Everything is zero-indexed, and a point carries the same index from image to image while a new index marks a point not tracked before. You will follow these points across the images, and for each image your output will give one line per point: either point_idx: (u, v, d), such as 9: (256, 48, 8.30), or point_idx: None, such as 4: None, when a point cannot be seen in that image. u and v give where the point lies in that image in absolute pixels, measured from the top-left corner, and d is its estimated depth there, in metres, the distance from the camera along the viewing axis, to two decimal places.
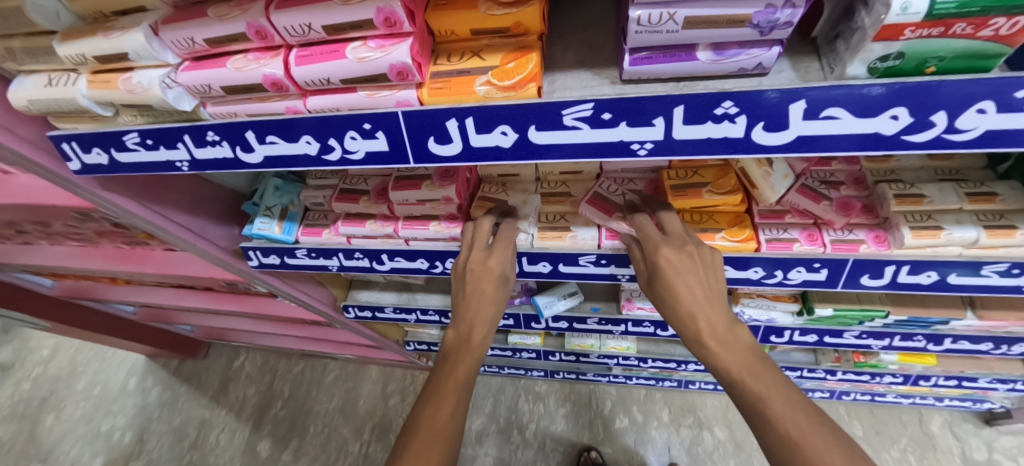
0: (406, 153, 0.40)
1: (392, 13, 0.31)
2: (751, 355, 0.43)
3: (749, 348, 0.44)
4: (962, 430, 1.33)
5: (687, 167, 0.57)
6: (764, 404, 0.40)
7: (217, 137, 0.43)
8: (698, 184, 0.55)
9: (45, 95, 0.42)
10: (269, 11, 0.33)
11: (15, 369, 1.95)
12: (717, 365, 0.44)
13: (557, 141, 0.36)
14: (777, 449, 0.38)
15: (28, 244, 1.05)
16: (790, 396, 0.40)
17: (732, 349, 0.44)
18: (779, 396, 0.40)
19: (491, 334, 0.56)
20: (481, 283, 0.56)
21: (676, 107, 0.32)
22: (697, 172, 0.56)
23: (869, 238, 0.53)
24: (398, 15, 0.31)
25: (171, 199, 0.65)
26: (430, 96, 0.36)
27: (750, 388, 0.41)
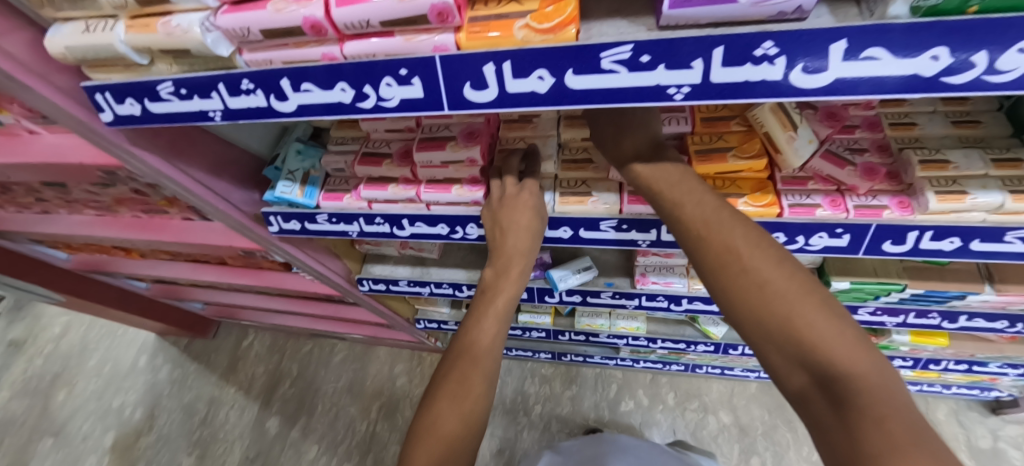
0: (441, 99, 0.41)
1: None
2: (753, 243, 0.41)
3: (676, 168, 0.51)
4: (967, 418, 1.34)
5: (711, 133, 0.59)
6: (679, 209, 0.47)
7: (252, 85, 0.43)
8: (722, 149, 0.57)
9: (82, 41, 0.43)
10: None
11: (27, 345, 1.98)
12: (681, 223, 0.46)
13: (591, 86, 0.37)
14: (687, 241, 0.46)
15: (46, 213, 1.06)
16: (798, 285, 0.38)
17: (736, 236, 0.42)
18: (785, 289, 0.37)
19: (528, 267, 0.61)
20: (515, 214, 0.58)
21: (716, 49, 0.32)
22: (722, 137, 0.58)
23: (892, 204, 0.53)
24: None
25: (195, 159, 0.66)
26: (468, 40, 0.36)
27: (667, 196, 0.49)
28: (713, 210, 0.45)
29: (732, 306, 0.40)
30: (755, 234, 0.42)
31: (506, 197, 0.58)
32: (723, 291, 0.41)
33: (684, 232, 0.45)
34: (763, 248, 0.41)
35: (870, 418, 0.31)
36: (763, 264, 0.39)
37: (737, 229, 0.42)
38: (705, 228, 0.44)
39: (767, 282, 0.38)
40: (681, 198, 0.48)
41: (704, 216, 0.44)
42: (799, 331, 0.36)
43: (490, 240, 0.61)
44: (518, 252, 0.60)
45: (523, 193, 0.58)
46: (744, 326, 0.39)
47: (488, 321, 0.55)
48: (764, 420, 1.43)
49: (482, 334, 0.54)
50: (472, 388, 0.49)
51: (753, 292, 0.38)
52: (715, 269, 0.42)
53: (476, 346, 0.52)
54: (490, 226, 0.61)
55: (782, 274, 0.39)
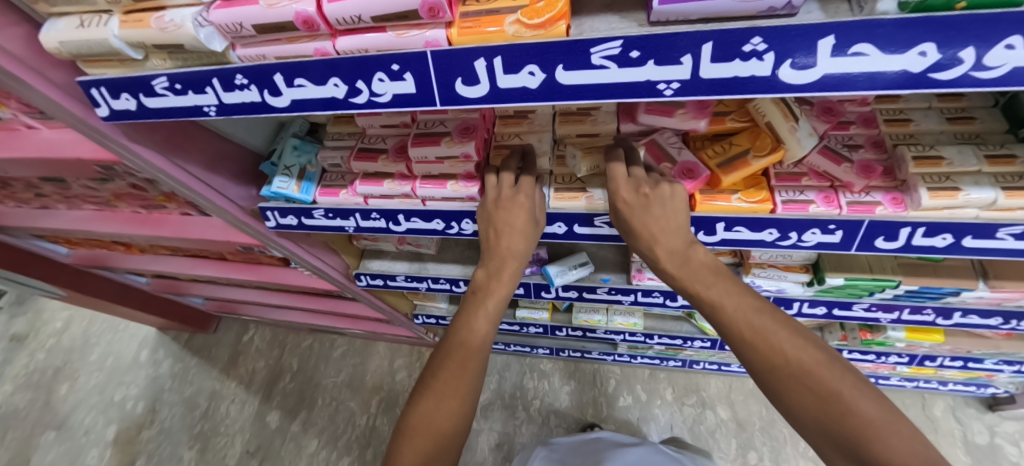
0: (433, 95, 0.41)
1: (435, 4, 0.34)
2: (799, 344, 0.42)
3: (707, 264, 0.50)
4: (964, 414, 1.34)
5: (720, 141, 0.58)
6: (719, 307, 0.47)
7: (245, 80, 0.44)
8: (742, 153, 0.56)
9: (76, 36, 0.43)
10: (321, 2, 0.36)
11: (30, 340, 1.99)
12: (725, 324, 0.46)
13: (582, 82, 0.37)
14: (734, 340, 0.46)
15: (46, 208, 1.06)
16: (848, 382, 0.40)
17: (780, 341, 0.43)
18: (841, 394, 0.39)
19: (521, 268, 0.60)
20: (512, 213, 0.58)
21: (705, 44, 0.33)
22: (732, 142, 0.57)
23: (886, 200, 0.53)
24: (440, 5, 0.34)
25: (192, 154, 0.66)
26: (459, 35, 0.36)
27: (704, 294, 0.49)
28: (754, 312, 0.45)
29: (786, 404, 0.42)
30: (799, 334, 0.43)
31: (503, 192, 0.58)
32: (778, 392, 0.42)
33: (728, 333, 0.46)
34: (807, 347, 0.42)
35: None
36: (813, 367, 0.41)
37: (782, 329, 0.44)
38: (753, 333, 0.44)
39: (818, 384, 0.40)
40: (722, 295, 0.48)
41: (747, 316, 0.45)
42: (854, 430, 0.38)
43: (484, 239, 0.61)
44: (512, 254, 0.59)
45: (521, 190, 0.58)
46: (803, 423, 0.41)
47: (478, 321, 0.55)
48: (761, 415, 1.44)
49: (472, 335, 0.54)
50: (466, 381, 0.51)
51: (806, 394, 0.40)
52: (766, 370, 0.43)
53: (470, 340, 0.53)
54: (486, 224, 0.60)
55: (834, 374, 0.40)
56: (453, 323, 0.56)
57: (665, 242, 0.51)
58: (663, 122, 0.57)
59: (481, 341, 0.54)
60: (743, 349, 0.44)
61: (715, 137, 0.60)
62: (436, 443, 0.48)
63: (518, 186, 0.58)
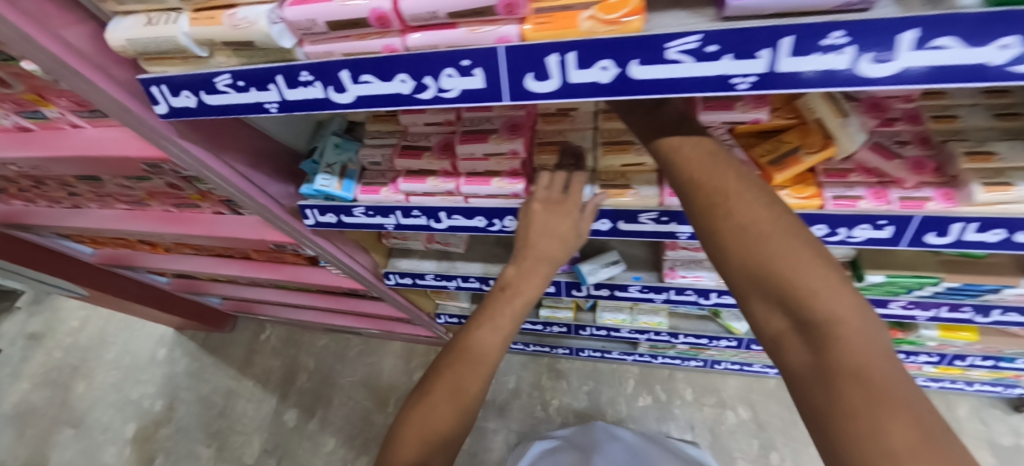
0: (502, 90, 0.41)
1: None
2: (742, 187, 0.40)
3: (670, 114, 0.48)
4: (989, 415, 1.33)
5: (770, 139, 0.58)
6: (672, 150, 0.45)
7: (310, 77, 0.44)
8: (791, 151, 0.56)
9: (145, 35, 0.44)
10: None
11: (48, 338, 2.01)
12: (675, 169, 0.44)
13: (655, 77, 0.37)
14: (679, 183, 0.43)
15: (76, 208, 1.07)
16: (789, 231, 0.37)
17: (727, 187, 0.40)
18: (773, 236, 0.37)
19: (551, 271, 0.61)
20: (555, 221, 0.58)
21: (784, 38, 0.33)
22: (782, 139, 0.57)
23: (937, 195, 0.52)
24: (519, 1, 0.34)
25: (235, 152, 0.67)
26: (533, 31, 0.37)
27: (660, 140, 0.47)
28: (708, 156, 0.43)
29: (721, 252, 0.39)
30: (746, 180, 0.41)
31: (553, 185, 0.60)
32: (714, 238, 0.39)
33: (679, 179, 0.44)
34: (755, 194, 0.39)
35: (848, 369, 0.32)
36: (755, 214, 0.38)
37: (730, 174, 0.41)
38: (702, 175, 0.42)
39: (758, 231, 0.37)
40: (675, 141, 0.45)
41: (699, 163, 0.43)
42: (786, 280, 0.35)
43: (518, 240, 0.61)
44: (548, 257, 0.60)
45: (573, 187, 0.59)
46: (734, 272, 0.38)
47: (504, 320, 0.57)
48: (782, 416, 1.43)
49: (494, 332, 0.56)
50: (472, 385, 0.53)
51: (745, 239, 0.37)
52: (708, 213, 0.40)
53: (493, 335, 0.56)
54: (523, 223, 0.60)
55: (776, 220, 0.38)
56: (476, 314, 0.59)
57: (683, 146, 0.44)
58: (722, 118, 0.57)
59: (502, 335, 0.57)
60: (687, 189, 0.42)
61: (760, 134, 0.61)
62: (440, 435, 0.50)
63: (570, 184, 0.60)
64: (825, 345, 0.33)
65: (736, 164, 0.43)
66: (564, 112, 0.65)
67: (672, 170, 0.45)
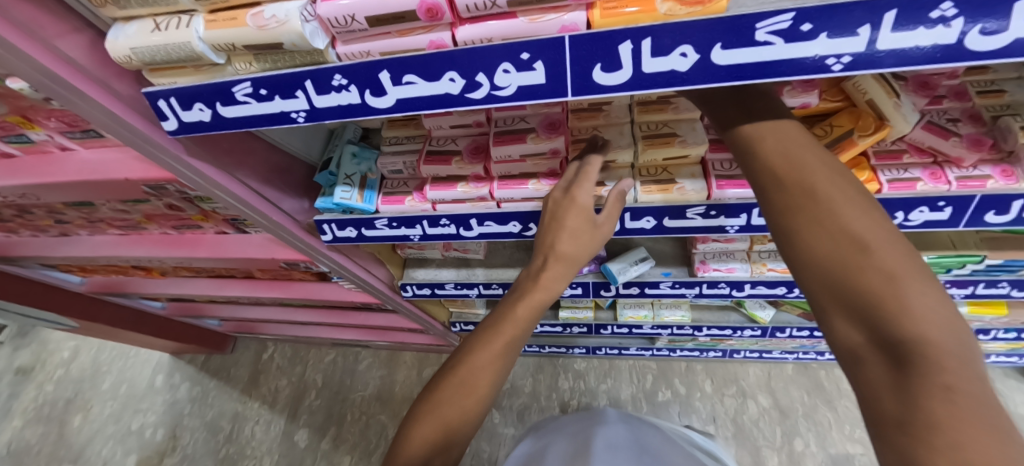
0: (566, 85, 0.37)
1: None
2: (835, 180, 0.33)
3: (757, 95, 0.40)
4: (1004, 386, 1.35)
5: (821, 125, 0.56)
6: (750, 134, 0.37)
7: (344, 80, 0.40)
8: (844, 137, 0.53)
9: (153, 42, 0.39)
10: None
11: (36, 372, 1.90)
12: (752, 155, 0.37)
13: (739, 62, 0.34)
14: (757, 171, 0.36)
15: (65, 235, 1.00)
16: (890, 241, 0.30)
17: (818, 179, 0.33)
18: (869, 239, 0.30)
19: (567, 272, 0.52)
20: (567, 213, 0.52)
21: (887, 12, 0.30)
22: (833, 124, 0.55)
23: (996, 173, 0.51)
24: None
25: (248, 168, 0.63)
26: (603, 17, 0.33)
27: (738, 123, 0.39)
28: (796, 144, 0.35)
29: (796, 249, 0.32)
30: (842, 177, 0.33)
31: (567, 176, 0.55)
32: (793, 234, 0.32)
33: (749, 167, 0.37)
34: (850, 191, 0.32)
35: (939, 391, 0.25)
36: (846, 210, 0.31)
37: (821, 166, 0.34)
38: (788, 163, 0.34)
39: (849, 231, 0.30)
40: (757, 124, 0.38)
41: (781, 148, 0.35)
42: (876, 286, 0.28)
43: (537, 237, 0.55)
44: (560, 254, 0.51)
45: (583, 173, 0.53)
46: (812, 273, 0.31)
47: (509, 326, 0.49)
48: (803, 401, 1.43)
49: (496, 337, 0.49)
50: (470, 403, 0.47)
51: (829, 240, 0.31)
52: (781, 206, 0.34)
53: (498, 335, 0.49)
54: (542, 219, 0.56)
55: (874, 225, 0.30)
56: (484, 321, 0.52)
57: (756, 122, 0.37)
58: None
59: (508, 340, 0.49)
60: (765, 178, 0.35)
61: (806, 119, 0.59)
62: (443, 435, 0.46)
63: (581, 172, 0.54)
64: (909, 364, 0.26)
65: (831, 158, 0.35)
66: (598, 103, 0.60)
67: (747, 158, 0.37)
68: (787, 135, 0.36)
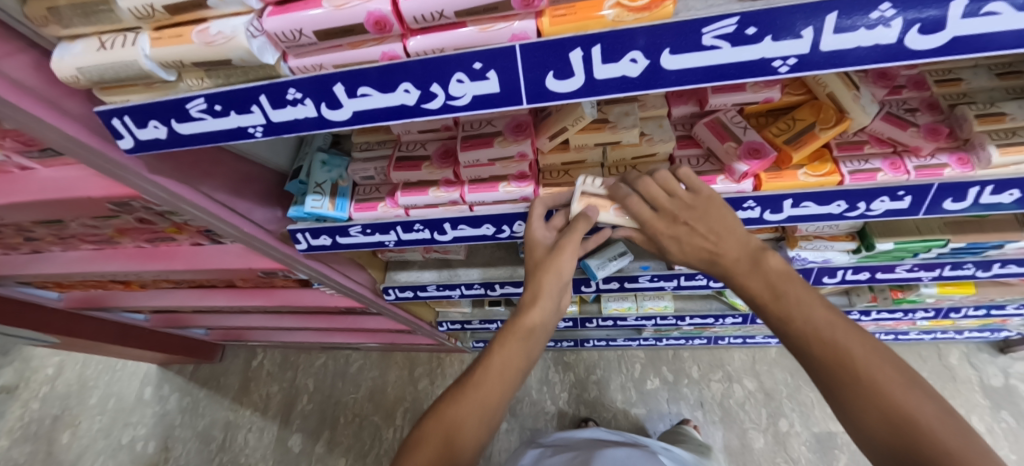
0: (520, 94, 0.37)
1: None
2: (873, 360, 0.41)
3: (779, 271, 0.49)
4: (978, 360, 1.40)
5: (785, 118, 0.57)
6: (788, 318, 0.46)
7: (299, 94, 0.39)
8: (806, 130, 0.54)
9: (98, 61, 0.38)
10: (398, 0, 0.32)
11: (20, 390, 1.88)
12: (795, 338, 0.45)
13: (687, 66, 0.34)
14: (808, 355, 0.44)
15: (37, 252, 0.98)
16: (934, 412, 0.37)
17: (861, 364, 0.40)
18: (914, 416, 0.37)
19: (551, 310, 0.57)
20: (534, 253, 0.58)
21: (829, 15, 0.30)
22: (795, 118, 0.56)
23: (951, 161, 0.52)
24: None
25: (215, 180, 0.62)
26: (552, 25, 0.33)
27: (773, 307, 0.48)
28: (828, 326, 0.44)
29: (854, 420, 0.40)
30: (882, 354, 0.41)
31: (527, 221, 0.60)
32: (851, 415, 0.40)
33: (795, 345, 0.45)
34: (885, 368, 0.40)
35: None
36: (889, 391, 0.39)
37: (859, 348, 0.41)
38: (823, 346, 0.43)
39: (895, 406, 0.38)
40: (791, 308, 0.46)
41: (815, 327, 0.44)
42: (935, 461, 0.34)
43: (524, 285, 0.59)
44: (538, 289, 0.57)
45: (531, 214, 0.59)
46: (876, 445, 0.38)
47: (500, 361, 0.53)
48: (787, 383, 1.46)
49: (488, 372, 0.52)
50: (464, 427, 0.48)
51: (881, 417, 0.38)
52: (827, 377, 0.42)
53: (490, 368, 0.52)
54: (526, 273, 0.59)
55: (914, 399, 0.38)
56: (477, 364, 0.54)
57: (728, 253, 0.52)
58: (734, 100, 0.53)
59: (502, 373, 0.52)
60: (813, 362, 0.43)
61: (771, 112, 0.60)
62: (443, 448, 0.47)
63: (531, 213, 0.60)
64: None
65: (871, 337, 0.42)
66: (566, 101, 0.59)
67: (787, 331, 0.46)
68: (812, 314, 0.45)
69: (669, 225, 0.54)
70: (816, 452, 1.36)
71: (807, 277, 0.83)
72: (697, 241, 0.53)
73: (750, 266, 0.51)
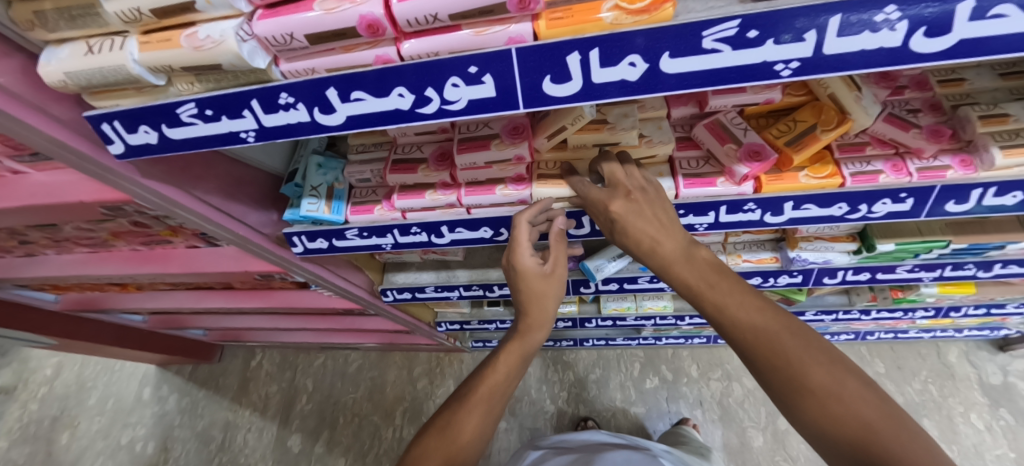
0: (517, 98, 0.37)
1: None
2: (805, 346, 0.41)
3: (709, 263, 0.48)
4: (977, 358, 1.40)
5: (785, 120, 0.56)
6: (722, 311, 0.45)
7: (292, 99, 0.39)
8: (806, 132, 0.53)
9: (86, 66, 0.37)
10: (392, 3, 0.32)
11: (19, 391, 1.87)
12: (730, 330, 0.44)
13: (688, 70, 0.34)
14: (745, 347, 0.43)
15: (31, 255, 0.97)
16: (859, 392, 0.38)
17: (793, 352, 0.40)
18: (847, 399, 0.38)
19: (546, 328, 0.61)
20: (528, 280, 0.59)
21: (832, 17, 0.29)
22: (795, 119, 0.55)
23: (954, 163, 0.51)
24: None
25: (209, 184, 0.61)
26: (548, 28, 0.32)
27: (707, 298, 0.46)
28: (758, 313, 0.43)
29: (791, 408, 0.40)
30: (809, 338, 0.41)
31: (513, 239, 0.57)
32: (789, 405, 0.40)
33: (731, 337, 0.44)
34: (816, 353, 0.40)
35: None
36: (822, 375, 0.39)
37: (789, 335, 0.41)
38: (760, 337, 0.42)
39: (829, 391, 0.38)
40: (723, 299, 0.45)
41: (744, 317, 0.43)
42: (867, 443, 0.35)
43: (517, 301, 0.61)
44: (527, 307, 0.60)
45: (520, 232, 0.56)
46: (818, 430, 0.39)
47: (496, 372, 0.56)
48: None
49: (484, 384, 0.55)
50: (461, 438, 0.50)
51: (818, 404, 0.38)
52: (762, 368, 0.42)
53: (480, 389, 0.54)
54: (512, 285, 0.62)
55: (844, 381, 0.38)
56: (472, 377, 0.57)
57: (665, 242, 0.49)
58: (733, 102, 0.52)
59: (494, 388, 0.55)
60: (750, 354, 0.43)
61: (771, 114, 0.59)
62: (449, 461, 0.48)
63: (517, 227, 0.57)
64: None
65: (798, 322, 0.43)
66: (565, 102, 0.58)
67: (719, 324, 0.45)
68: (744, 304, 0.44)
69: (620, 202, 0.50)
70: (816, 451, 1.36)
71: (807, 277, 0.83)
72: (643, 225, 0.49)
73: (682, 258, 0.48)
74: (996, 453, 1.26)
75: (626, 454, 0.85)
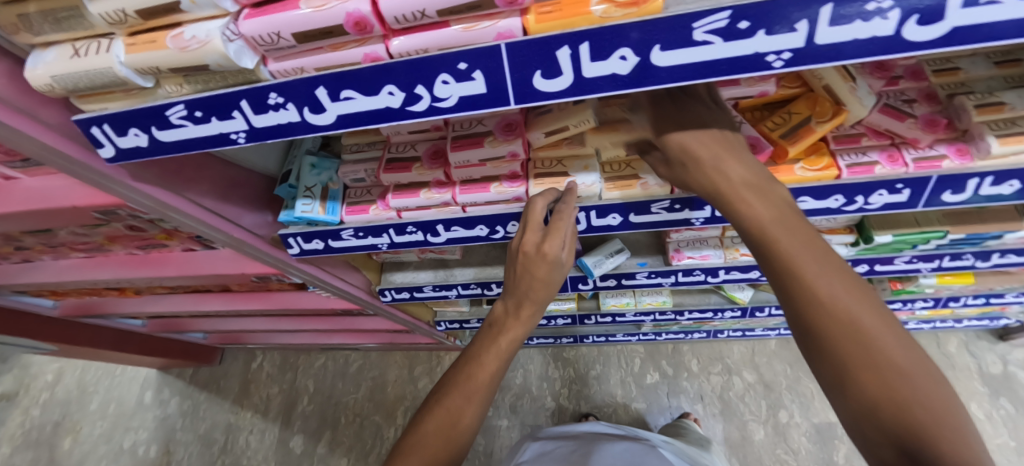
0: (507, 94, 0.36)
1: None
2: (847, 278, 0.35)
3: (759, 177, 0.42)
4: (977, 348, 1.40)
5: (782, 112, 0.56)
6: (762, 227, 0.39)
7: (281, 99, 0.38)
8: (802, 124, 0.53)
9: (72, 69, 0.37)
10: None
11: (20, 397, 1.87)
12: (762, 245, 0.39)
13: (679, 63, 0.33)
14: (772, 265, 0.38)
15: (27, 261, 0.97)
16: (893, 334, 0.33)
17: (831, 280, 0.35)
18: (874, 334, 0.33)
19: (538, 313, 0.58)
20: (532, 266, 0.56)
21: (823, 7, 0.29)
22: (792, 112, 0.55)
23: (950, 152, 0.51)
24: None
25: (203, 186, 0.61)
26: (538, 22, 0.32)
27: (751, 213, 0.40)
28: (802, 236, 0.38)
29: (807, 335, 0.35)
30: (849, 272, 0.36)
31: (534, 221, 0.56)
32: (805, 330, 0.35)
33: (763, 255, 0.39)
34: (856, 288, 0.35)
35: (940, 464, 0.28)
36: (859, 309, 0.34)
37: (832, 264, 0.36)
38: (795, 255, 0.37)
39: (860, 324, 0.33)
40: (767, 216, 0.39)
41: (788, 235, 0.38)
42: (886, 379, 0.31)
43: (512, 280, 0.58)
44: (531, 299, 0.56)
45: (560, 216, 0.55)
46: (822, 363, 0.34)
47: (489, 357, 0.54)
48: (787, 374, 1.46)
49: (479, 368, 0.53)
50: (459, 425, 0.50)
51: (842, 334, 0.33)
52: (787, 288, 0.36)
53: (474, 379, 0.52)
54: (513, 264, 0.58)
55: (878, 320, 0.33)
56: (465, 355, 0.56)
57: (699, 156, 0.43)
58: (729, 94, 0.52)
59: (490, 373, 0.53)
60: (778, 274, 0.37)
61: (766, 106, 0.59)
62: (449, 453, 0.49)
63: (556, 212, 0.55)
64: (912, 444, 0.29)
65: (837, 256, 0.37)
66: None
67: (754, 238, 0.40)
68: (786, 222, 0.39)
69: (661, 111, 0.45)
70: (817, 443, 1.36)
71: None
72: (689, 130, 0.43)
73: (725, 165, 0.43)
74: (998, 442, 1.26)
75: (626, 447, 0.85)
